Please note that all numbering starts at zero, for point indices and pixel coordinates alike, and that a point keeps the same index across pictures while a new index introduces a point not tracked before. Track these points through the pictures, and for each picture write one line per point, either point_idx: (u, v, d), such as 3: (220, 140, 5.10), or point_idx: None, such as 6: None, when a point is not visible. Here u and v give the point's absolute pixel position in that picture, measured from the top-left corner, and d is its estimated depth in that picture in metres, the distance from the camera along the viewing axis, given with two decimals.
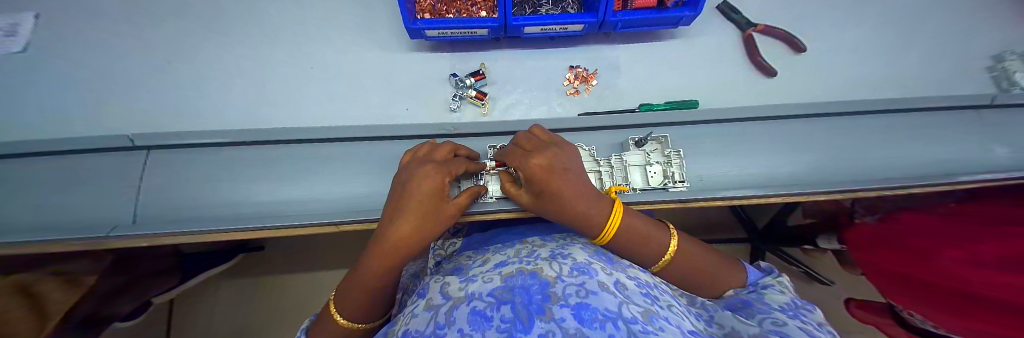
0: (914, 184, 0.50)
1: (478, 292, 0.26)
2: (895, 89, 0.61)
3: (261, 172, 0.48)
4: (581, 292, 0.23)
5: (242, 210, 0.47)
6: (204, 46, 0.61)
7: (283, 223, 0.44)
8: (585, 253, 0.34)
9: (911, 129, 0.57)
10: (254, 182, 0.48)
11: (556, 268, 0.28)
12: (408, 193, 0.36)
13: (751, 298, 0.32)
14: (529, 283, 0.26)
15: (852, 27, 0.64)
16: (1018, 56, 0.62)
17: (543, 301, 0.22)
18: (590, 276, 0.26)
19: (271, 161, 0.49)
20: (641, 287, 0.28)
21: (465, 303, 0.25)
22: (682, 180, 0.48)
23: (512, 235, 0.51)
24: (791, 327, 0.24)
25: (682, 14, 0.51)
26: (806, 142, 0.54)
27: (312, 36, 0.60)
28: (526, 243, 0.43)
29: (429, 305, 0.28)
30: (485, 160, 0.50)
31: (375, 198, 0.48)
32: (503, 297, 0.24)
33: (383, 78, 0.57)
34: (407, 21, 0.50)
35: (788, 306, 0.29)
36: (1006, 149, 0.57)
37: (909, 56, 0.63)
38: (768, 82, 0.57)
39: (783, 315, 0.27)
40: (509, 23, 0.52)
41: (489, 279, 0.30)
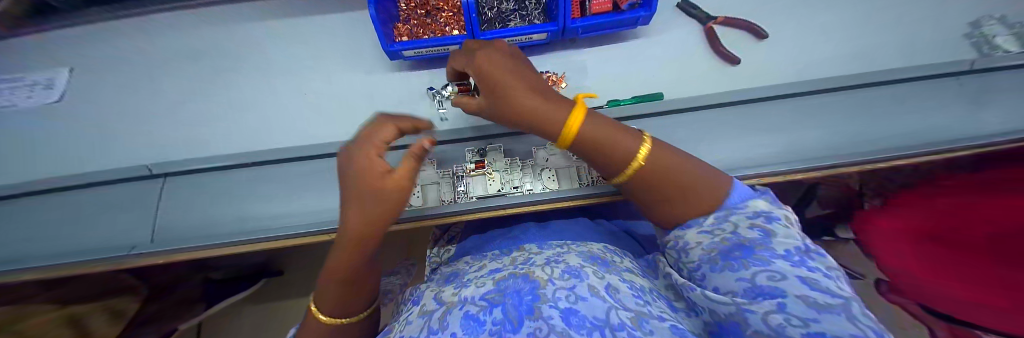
0: (888, 155, 0.51)
1: (471, 295, 0.29)
2: (871, 64, 0.61)
3: (262, 190, 0.53)
4: (570, 296, 0.26)
5: (244, 226, 0.51)
6: (211, 82, 0.68)
7: (281, 234, 0.49)
8: (578, 257, 0.36)
9: (889, 101, 0.56)
10: (256, 200, 0.53)
11: (549, 271, 0.31)
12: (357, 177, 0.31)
13: (746, 238, 0.26)
14: (520, 285, 0.29)
15: (821, 8, 0.65)
16: (997, 21, 0.61)
17: (531, 303, 0.26)
18: (580, 277, 0.29)
19: (271, 180, 0.54)
20: (632, 289, 0.31)
21: (460, 306, 0.28)
22: None
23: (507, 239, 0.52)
24: (792, 281, 0.21)
25: (637, 15, 0.54)
26: (779, 123, 0.54)
27: (305, 66, 0.67)
28: (523, 249, 0.45)
29: (424, 310, 0.31)
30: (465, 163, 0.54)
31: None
32: (496, 301, 0.27)
33: (369, 97, 0.62)
34: (385, 44, 0.55)
35: (793, 250, 0.24)
36: (993, 113, 0.55)
37: (883, 30, 0.64)
38: (732, 70, 0.59)
39: (784, 263, 0.23)
40: (477, 38, 0.57)
41: (482, 283, 0.33)
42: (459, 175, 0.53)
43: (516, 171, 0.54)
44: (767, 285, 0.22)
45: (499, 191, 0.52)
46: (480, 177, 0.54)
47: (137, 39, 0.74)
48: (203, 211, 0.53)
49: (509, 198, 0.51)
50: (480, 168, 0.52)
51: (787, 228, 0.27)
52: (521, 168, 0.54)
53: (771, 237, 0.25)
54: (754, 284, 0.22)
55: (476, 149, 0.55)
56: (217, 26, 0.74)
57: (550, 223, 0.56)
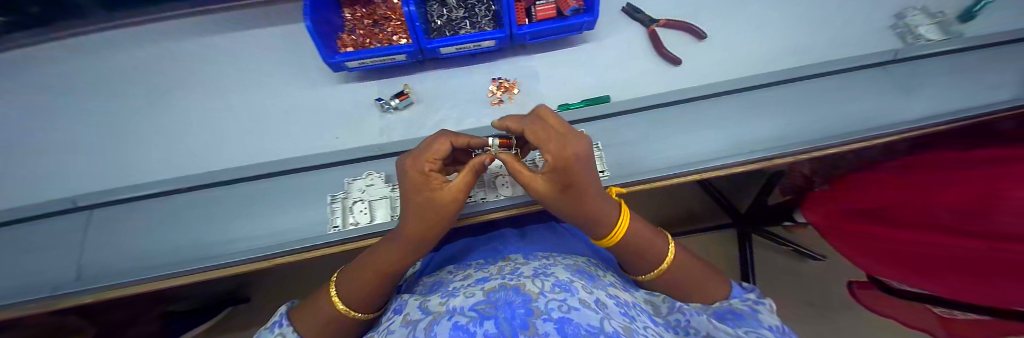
0: (827, 145, 0.53)
1: (460, 307, 0.25)
2: (804, 58, 0.65)
3: (214, 214, 0.53)
4: (563, 307, 0.22)
5: (186, 254, 0.50)
6: (154, 106, 0.66)
7: (216, 263, 0.48)
8: (567, 273, 0.34)
9: (824, 92, 0.59)
10: (208, 225, 0.52)
11: (539, 285, 0.28)
12: (421, 193, 0.36)
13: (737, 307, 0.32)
14: (512, 298, 0.25)
15: (757, 7, 0.69)
16: (919, 12, 0.66)
17: (527, 314, 0.21)
18: (572, 293, 0.26)
19: (222, 203, 0.53)
20: (619, 305, 0.28)
21: (446, 318, 0.24)
22: (602, 171, 0.51)
23: (488, 249, 0.54)
24: None
25: (581, 20, 0.55)
26: (723, 118, 0.56)
27: (257, 83, 0.66)
28: (508, 260, 0.44)
29: (406, 321, 0.27)
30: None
31: (314, 226, 0.50)
32: (488, 312, 0.23)
33: (315, 113, 0.61)
34: (326, 56, 0.54)
35: (779, 328, 0.30)
36: (919, 98, 0.59)
37: (815, 25, 0.67)
38: (675, 70, 0.61)
39: (769, 333, 0.28)
40: (424, 47, 0.57)
41: (471, 295, 0.29)
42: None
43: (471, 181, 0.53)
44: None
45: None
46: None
47: (74, 64, 0.71)
48: (138, 241, 0.52)
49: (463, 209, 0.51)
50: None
51: None
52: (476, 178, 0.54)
53: (759, 313, 0.31)
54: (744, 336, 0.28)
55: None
56: (162, 49, 0.72)
57: (529, 234, 0.59)
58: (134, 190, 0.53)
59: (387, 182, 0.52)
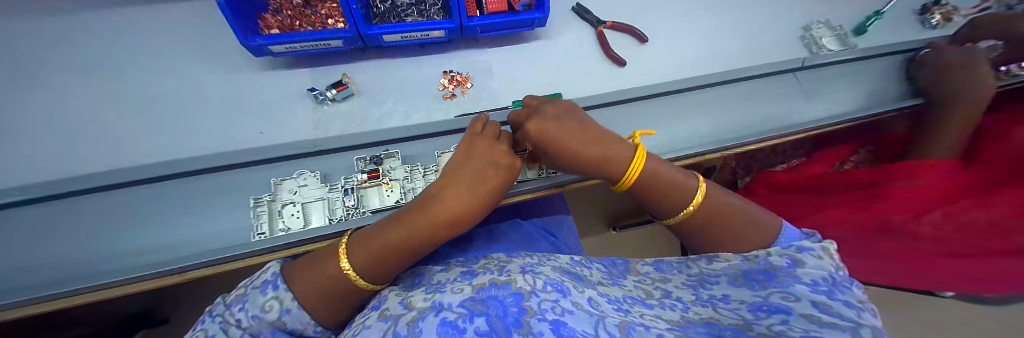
0: (746, 141, 0.60)
1: (446, 303, 0.25)
2: (731, 63, 0.72)
3: (95, 223, 0.43)
4: (557, 308, 0.23)
5: (54, 276, 0.40)
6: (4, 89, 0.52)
7: (97, 284, 0.39)
8: (556, 272, 0.35)
9: (747, 93, 0.66)
10: (89, 236, 0.42)
11: (529, 282, 0.28)
12: (480, 171, 0.37)
13: (773, 264, 0.29)
14: (501, 296, 0.25)
15: (693, 13, 0.74)
16: (821, 25, 0.76)
17: (520, 314, 0.22)
18: (565, 293, 0.27)
19: (109, 210, 0.44)
20: (613, 303, 0.29)
21: (433, 314, 0.23)
22: (556, 170, 0.54)
23: (456, 248, 0.52)
24: (802, 302, 0.23)
25: (532, 16, 0.56)
26: (663, 117, 0.61)
27: (162, 70, 0.57)
28: (490, 257, 0.43)
29: (386, 315, 0.25)
30: (356, 173, 0.48)
31: (238, 232, 0.45)
32: (477, 310, 0.23)
33: (233, 104, 0.54)
34: (243, 38, 0.48)
35: (825, 279, 0.25)
36: (821, 101, 0.68)
37: (741, 33, 0.75)
38: (621, 70, 0.65)
39: (804, 288, 0.25)
40: (363, 33, 0.52)
41: (459, 290, 0.28)
42: (349, 188, 0.46)
43: (419, 179, 0.49)
44: (776, 302, 0.25)
45: (398, 203, 0.47)
46: (376, 187, 0.48)
47: None
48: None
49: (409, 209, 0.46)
50: (374, 177, 0.46)
51: (822, 260, 0.27)
52: (425, 175, 0.49)
53: (800, 270, 0.27)
54: (766, 301, 0.25)
55: (368, 157, 0.49)
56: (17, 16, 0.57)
57: (496, 230, 0.59)
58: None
59: (324, 182, 0.48)
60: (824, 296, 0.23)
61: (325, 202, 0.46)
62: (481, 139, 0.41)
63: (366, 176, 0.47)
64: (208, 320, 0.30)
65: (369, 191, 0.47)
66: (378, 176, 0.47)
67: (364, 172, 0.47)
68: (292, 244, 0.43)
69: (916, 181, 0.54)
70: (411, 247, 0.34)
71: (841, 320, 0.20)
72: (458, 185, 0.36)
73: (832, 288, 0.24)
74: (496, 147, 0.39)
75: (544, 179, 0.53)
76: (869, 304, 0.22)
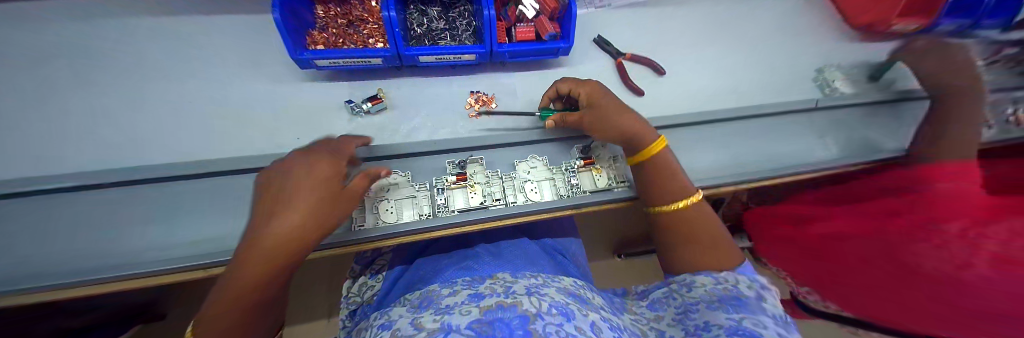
0: (760, 176, 0.61)
1: (453, 324, 0.28)
2: (745, 99, 0.74)
3: (152, 214, 0.47)
4: (560, 331, 0.26)
5: (101, 263, 0.44)
6: (68, 85, 0.57)
7: (136, 272, 0.42)
8: (559, 293, 0.37)
9: (760, 130, 0.68)
10: (146, 225, 0.47)
11: (534, 304, 0.31)
12: (289, 188, 0.32)
13: (743, 294, 0.36)
14: (508, 318, 0.28)
15: (709, 50, 0.78)
16: (834, 68, 0.79)
17: (526, 337, 0.25)
18: (568, 316, 0.30)
19: (165, 202, 0.48)
20: (615, 329, 0.32)
21: (443, 335, 0.27)
22: (624, 181, 0.58)
23: (460, 269, 0.52)
24: (770, 330, 0.30)
25: (558, 46, 0.60)
26: (677, 147, 0.63)
27: (211, 76, 0.62)
28: (496, 278, 0.45)
29: (400, 334, 0.30)
30: (446, 175, 0.54)
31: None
32: (484, 331, 0.26)
33: (275, 111, 0.58)
34: (293, 52, 0.52)
35: (778, 315, 0.34)
36: (835, 141, 0.70)
37: (755, 71, 0.78)
38: (639, 100, 0.68)
39: (766, 318, 0.32)
40: (401, 53, 0.56)
41: (467, 311, 0.31)
42: (441, 188, 0.52)
43: (499, 184, 0.55)
44: (749, 326, 0.30)
45: (481, 204, 0.53)
46: (462, 189, 0.54)
47: None
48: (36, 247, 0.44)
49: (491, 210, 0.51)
50: (462, 180, 0.53)
51: (773, 298, 0.36)
52: (502, 181, 0.56)
53: (762, 302, 0.34)
54: (738, 323, 0.31)
55: (457, 161, 0.56)
56: (95, 23, 0.64)
57: (504, 253, 0.59)
58: (35, 184, 0.46)
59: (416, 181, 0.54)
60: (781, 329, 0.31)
61: (420, 199, 0.52)
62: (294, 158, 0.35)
63: (454, 179, 0.53)
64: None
65: (455, 193, 0.53)
66: (464, 179, 0.53)
67: (451, 174, 0.54)
68: (373, 238, 0.48)
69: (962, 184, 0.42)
70: (300, 244, 0.31)
71: None
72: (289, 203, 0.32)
73: (782, 323, 0.33)
74: (297, 165, 0.34)
75: (614, 190, 0.57)
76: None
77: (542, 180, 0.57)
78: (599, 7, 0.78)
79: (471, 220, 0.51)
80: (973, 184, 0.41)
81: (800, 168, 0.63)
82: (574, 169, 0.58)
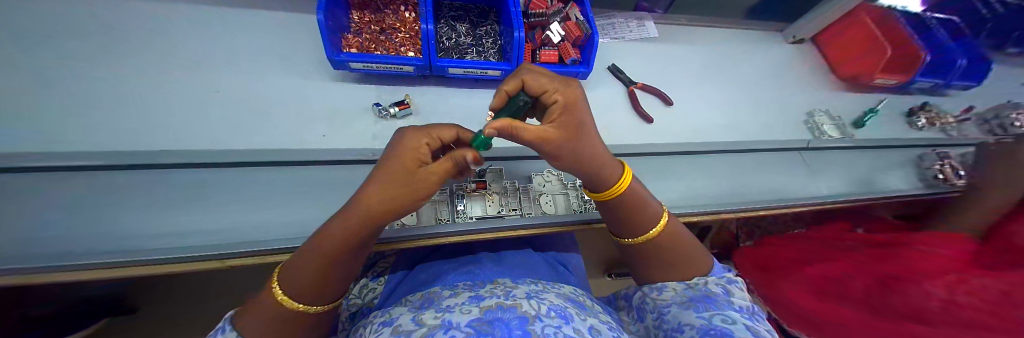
0: (757, 206, 0.65)
1: (453, 321, 0.29)
2: (743, 134, 0.80)
3: (171, 198, 0.48)
4: (559, 334, 0.27)
5: (105, 244, 0.43)
6: (91, 61, 0.57)
7: (143, 258, 0.41)
8: (559, 298, 0.38)
9: (756, 164, 0.73)
10: (164, 211, 0.47)
11: (534, 306, 0.32)
12: (405, 154, 0.32)
13: (713, 292, 0.39)
14: (507, 318, 0.29)
15: (712, 86, 0.84)
16: (822, 113, 0.86)
17: (524, 337, 0.26)
18: (567, 319, 0.31)
19: (188, 188, 0.49)
20: (613, 333, 0.33)
21: (442, 331, 0.27)
22: None
23: (462, 272, 0.52)
24: (738, 327, 0.33)
25: (578, 70, 0.65)
26: (681, 173, 0.67)
27: (243, 68, 0.64)
28: (497, 281, 0.45)
29: (400, 330, 0.29)
30: (466, 183, 0.58)
31: (300, 225, 0.50)
32: (483, 330, 0.27)
33: (306, 109, 0.62)
34: (331, 53, 0.55)
35: (746, 309, 0.37)
36: (821, 179, 0.76)
37: (752, 109, 0.84)
38: (648, 126, 0.73)
39: (735, 314, 0.35)
40: (433, 63, 0.60)
41: (467, 310, 0.31)
42: (460, 194, 0.56)
43: (513, 194, 0.59)
44: (721, 325, 0.33)
45: (496, 213, 0.56)
46: (479, 197, 0.57)
47: None
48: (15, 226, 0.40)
49: (506, 219, 0.54)
50: (481, 188, 0.57)
51: (741, 291, 0.40)
52: (518, 193, 0.59)
53: (730, 299, 0.38)
54: (709, 323, 0.34)
55: (478, 170, 0.60)
56: (135, 9, 0.67)
57: (506, 259, 0.60)
58: (40, 157, 0.44)
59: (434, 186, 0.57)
60: (747, 322, 0.34)
61: (441, 204, 0.56)
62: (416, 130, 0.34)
63: (474, 186, 0.57)
64: (227, 329, 0.34)
65: (474, 201, 0.57)
66: (484, 187, 0.57)
67: (471, 182, 0.58)
68: (393, 239, 0.48)
69: (938, 251, 0.60)
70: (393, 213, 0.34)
71: None
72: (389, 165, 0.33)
73: (748, 315, 0.36)
74: (424, 136, 0.34)
75: None
76: (766, 329, 0.36)
77: (555, 194, 0.61)
78: (614, 38, 0.84)
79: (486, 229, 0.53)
80: (949, 255, 0.58)
81: (790, 202, 0.68)
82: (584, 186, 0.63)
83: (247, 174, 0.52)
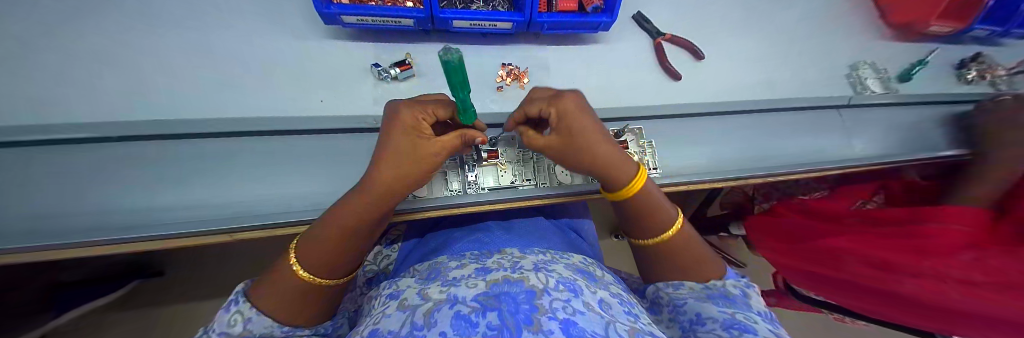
0: (786, 170, 0.62)
1: (459, 295, 0.26)
2: (777, 91, 0.72)
3: (168, 172, 0.45)
4: (568, 308, 0.24)
5: (108, 221, 0.41)
6: (37, 22, 0.50)
7: (152, 234, 0.40)
8: (568, 270, 0.35)
9: (790, 124, 0.68)
10: (161, 185, 0.44)
11: (542, 278, 0.29)
12: (399, 139, 0.34)
13: (731, 292, 0.37)
14: (515, 292, 0.26)
15: (747, 36, 0.75)
16: (868, 66, 0.77)
17: (531, 311, 0.23)
18: (576, 293, 0.28)
19: (182, 161, 0.45)
20: (623, 304, 0.31)
21: (447, 306, 0.25)
22: (655, 168, 0.55)
23: (472, 241, 0.50)
24: (762, 326, 0.30)
25: (600, 20, 0.57)
26: (708, 136, 0.62)
27: (220, 25, 0.57)
28: (505, 252, 0.43)
29: (404, 304, 0.27)
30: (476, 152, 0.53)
31: (310, 197, 0.48)
32: (490, 304, 0.24)
33: (298, 71, 0.56)
34: (320, 5, 0.48)
35: (765, 313, 0.35)
36: (857, 140, 0.70)
37: (790, 62, 0.75)
38: (674, 84, 0.66)
39: (758, 317, 0.33)
40: (435, 15, 0.53)
41: (473, 284, 0.29)
42: (471, 164, 0.53)
43: (527, 162, 0.55)
44: (744, 320, 0.31)
45: (511, 183, 0.54)
46: (491, 167, 0.54)
47: None
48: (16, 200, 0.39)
49: (520, 190, 0.52)
50: (493, 158, 0.52)
51: (757, 295, 0.38)
52: (532, 160, 0.55)
53: (749, 301, 0.36)
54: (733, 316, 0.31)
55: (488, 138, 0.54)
56: None
57: (516, 226, 0.58)
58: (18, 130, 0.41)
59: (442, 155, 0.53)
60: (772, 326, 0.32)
61: (450, 175, 0.52)
62: (404, 112, 0.35)
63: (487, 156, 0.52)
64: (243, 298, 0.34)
65: (484, 170, 0.53)
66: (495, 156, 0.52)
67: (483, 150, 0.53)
68: (405, 211, 0.48)
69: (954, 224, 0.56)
70: (397, 192, 0.36)
71: None
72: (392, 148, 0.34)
73: (770, 319, 0.34)
74: (411, 119, 0.35)
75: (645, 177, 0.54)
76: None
77: None
78: None
79: (500, 200, 0.51)
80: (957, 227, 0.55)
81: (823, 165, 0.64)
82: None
83: (242, 145, 0.48)
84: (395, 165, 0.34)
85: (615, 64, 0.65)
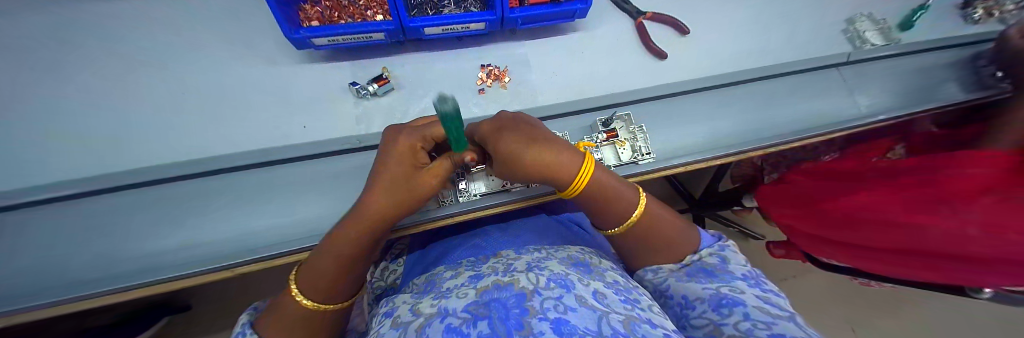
0: (790, 138, 0.59)
1: (450, 308, 0.26)
2: (771, 56, 0.70)
3: (167, 214, 0.46)
4: (559, 306, 0.23)
5: (116, 269, 0.43)
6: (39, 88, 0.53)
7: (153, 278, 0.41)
8: (562, 265, 0.34)
9: (788, 89, 0.65)
10: (160, 229, 0.45)
11: (533, 278, 0.28)
12: (394, 168, 0.35)
13: (710, 264, 0.37)
14: (504, 297, 0.25)
15: (732, 4, 0.72)
16: (864, 18, 0.74)
17: (522, 315, 0.22)
18: (569, 287, 0.27)
19: (177, 202, 0.46)
20: (620, 292, 0.30)
21: (439, 320, 0.24)
22: (649, 153, 0.52)
23: (469, 248, 0.50)
24: (748, 295, 0.30)
25: (575, 7, 0.55)
26: (703, 112, 0.60)
27: (197, 62, 0.57)
28: (500, 255, 0.42)
29: (397, 322, 0.27)
30: None
31: (301, 224, 0.47)
32: (480, 313, 0.23)
33: (279, 98, 0.56)
34: (287, 30, 0.48)
35: (747, 275, 0.35)
36: (860, 97, 0.67)
37: (781, 24, 0.72)
38: (661, 63, 0.64)
39: (742, 283, 0.33)
40: (405, 25, 0.52)
41: (464, 294, 0.28)
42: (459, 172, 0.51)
43: None
44: (728, 293, 0.30)
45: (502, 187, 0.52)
46: (480, 172, 0.52)
47: None
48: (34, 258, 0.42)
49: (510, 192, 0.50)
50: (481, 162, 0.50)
51: (736, 258, 0.39)
52: None
53: (729, 269, 0.36)
54: (718, 292, 0.31)
55: None
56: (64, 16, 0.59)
57: (513, 228, 0.57)
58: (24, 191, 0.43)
59: None
60: (754, 289, 0.32)
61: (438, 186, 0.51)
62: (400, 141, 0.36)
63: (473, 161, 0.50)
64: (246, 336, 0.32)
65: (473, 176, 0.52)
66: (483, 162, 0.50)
67: None
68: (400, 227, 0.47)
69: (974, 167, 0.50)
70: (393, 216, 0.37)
71: (781, 313, 0.27)
72: (380, 175, 0.35)
73: (753, 281, 0.34)
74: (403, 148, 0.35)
75: (639, 163, 0.52)
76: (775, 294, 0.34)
77: None
78: None
79: (493, 203, 0.50)
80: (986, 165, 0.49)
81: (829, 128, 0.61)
82: (596, 143, 0.52)
83: (231, 179, 0.49)
84: (388, 193, 0.35)
85: (597, 50, 0.63)
